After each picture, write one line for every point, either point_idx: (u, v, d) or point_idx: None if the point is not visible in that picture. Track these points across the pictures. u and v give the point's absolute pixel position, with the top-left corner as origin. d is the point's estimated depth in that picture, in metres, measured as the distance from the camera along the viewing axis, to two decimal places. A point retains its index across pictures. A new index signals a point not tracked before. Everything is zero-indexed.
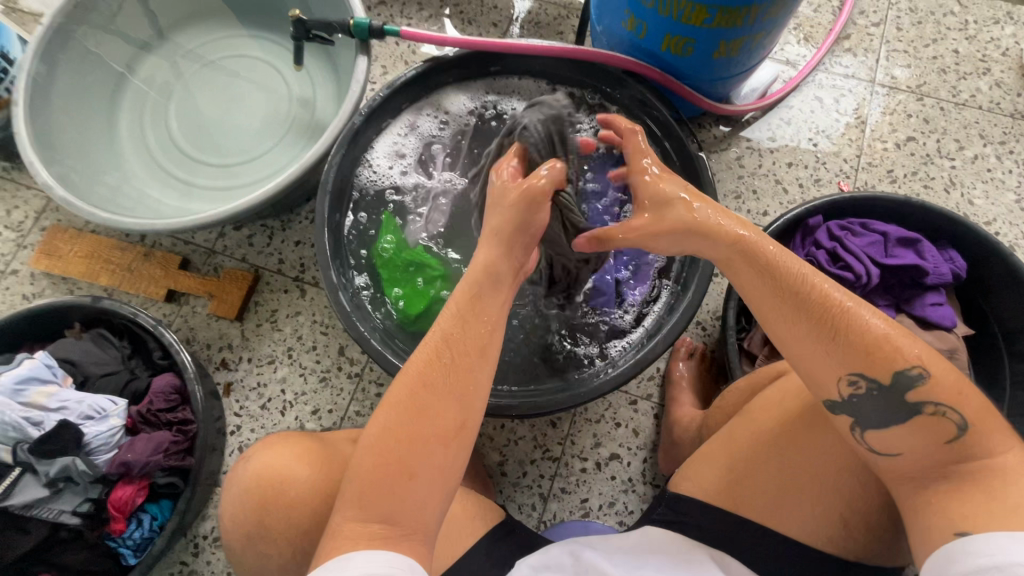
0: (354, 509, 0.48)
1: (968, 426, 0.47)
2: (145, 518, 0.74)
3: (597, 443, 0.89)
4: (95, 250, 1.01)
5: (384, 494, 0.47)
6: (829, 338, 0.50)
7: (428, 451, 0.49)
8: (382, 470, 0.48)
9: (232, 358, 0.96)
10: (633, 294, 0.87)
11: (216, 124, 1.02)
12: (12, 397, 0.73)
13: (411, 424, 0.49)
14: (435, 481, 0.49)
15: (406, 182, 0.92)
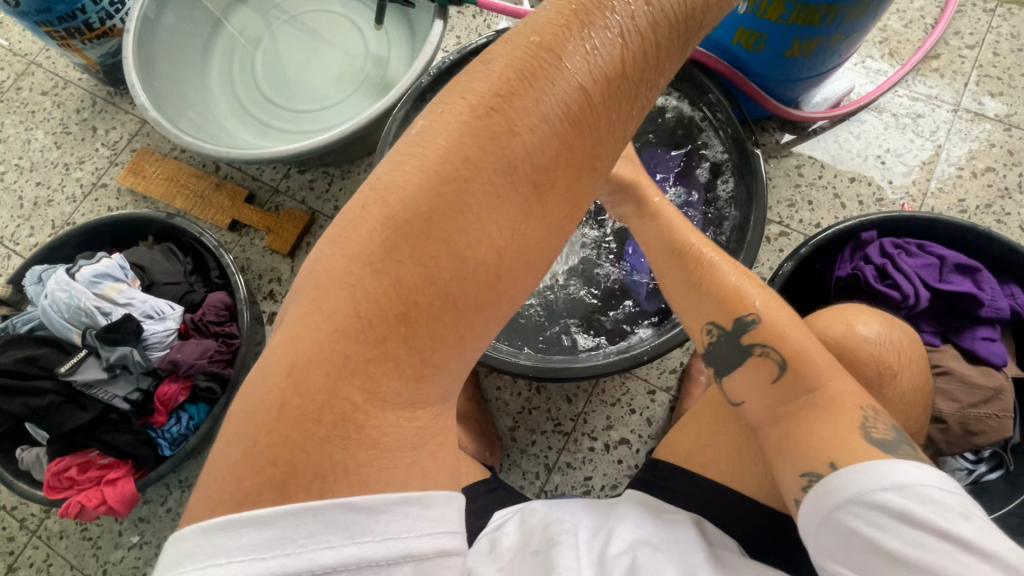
0: (360, 388, 0.32)
1: (787, 362, 0.50)
2: (183, 416, 0.81)
3: (609, 425, 0.90)
4: (175, 175, 1.10)
5: (407, 364, 0.33)
6: (691, 290, 0.55)
7: (482, 314, 0.35)
8: (411, 335, 0.33)
9: (280, 291, 1.03)
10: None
11: (296, 73, 1.09)
12: (88, 287, 0.81)
13: (456, 275, 0.33)
14: (463, 346, 0.35)
15: None
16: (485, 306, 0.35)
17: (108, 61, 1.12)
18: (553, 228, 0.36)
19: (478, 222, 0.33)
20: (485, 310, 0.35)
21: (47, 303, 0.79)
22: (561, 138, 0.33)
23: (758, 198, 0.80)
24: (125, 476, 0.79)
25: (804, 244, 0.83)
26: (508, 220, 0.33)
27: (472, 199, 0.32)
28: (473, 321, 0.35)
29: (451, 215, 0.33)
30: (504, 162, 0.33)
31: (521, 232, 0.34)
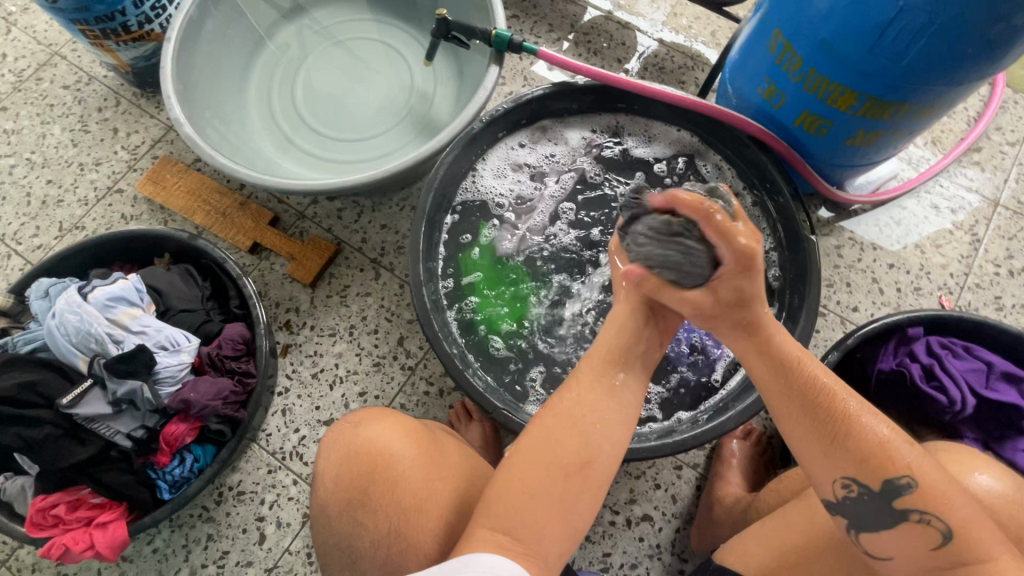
0: (486, 517, 0.52)
1: (953, 534, 0.46)
2: (187, 458, 0.76)
3: (631, 499, 0.87)
4: (198, 188, 1.05)
5: (514, 507, 0.51)
6: (829, 447, 0.49)
7: (549, 473, 0.52)
8: (513, 491, 0.52)
9: (297, 322, 0.98)
10: (710, 358, 0.84)
11: (337, 98, 1.06)
12: (101, 311, 0.76)
13: (543, 455, 0.53)
14: (560, 513, 0.51)
15: (503, 194, 0.92)
16: (568, 480, 0.52)
17: (139, 64, 1.07)
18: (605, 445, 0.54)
19: (549, 428, 0.54)
20: (570, 482, 0.52)
21: (54, 324, 0.74)
22: (581, 376, 0.58)
23: (811, 288, 0.77)
24: (119, 518, 0.74)
25: (850, 334, 0.81)
26: (567, 407, 0.55)
27: (549, 414, 0.56)
28: (557, 491, 0.52)
29: (561, 433, 0.54)
30: (572, 394, 0.57)
31: (582, 436, 0.54)
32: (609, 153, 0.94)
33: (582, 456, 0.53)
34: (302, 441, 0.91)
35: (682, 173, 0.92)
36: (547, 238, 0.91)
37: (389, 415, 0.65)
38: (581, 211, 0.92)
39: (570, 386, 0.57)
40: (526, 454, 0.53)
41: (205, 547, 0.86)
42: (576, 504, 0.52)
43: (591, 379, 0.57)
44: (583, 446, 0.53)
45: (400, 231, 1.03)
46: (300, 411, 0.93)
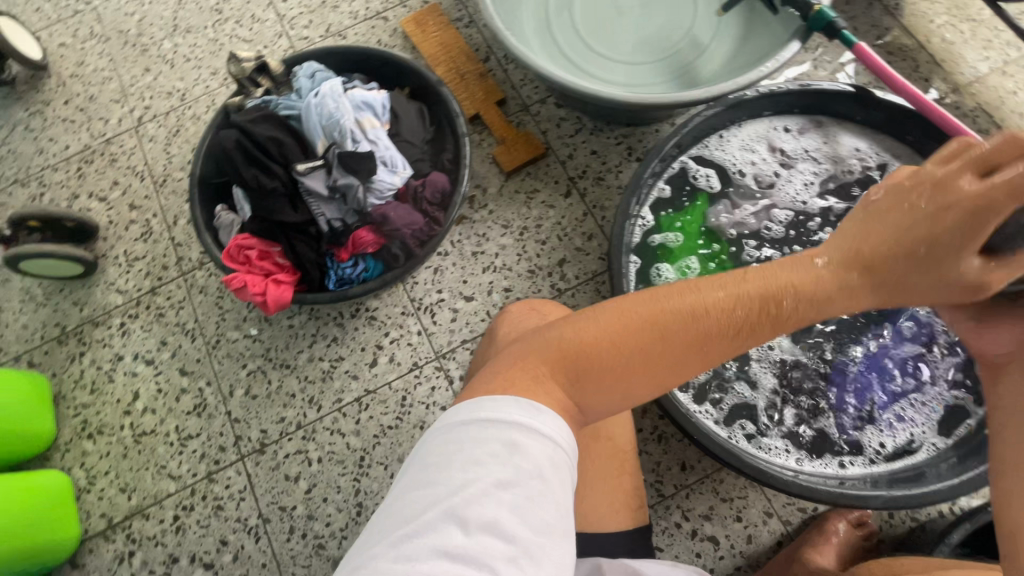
0: (560, 382, 0.44)
1: None
2: (360, 265, 0.83)
3: (706, 515, 0.84)
4: (450, 44, 1.10)
5: (600, 386, 0.45)
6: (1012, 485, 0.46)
7: (650, 370, 0.45)
8: (590, 362, 0.45)
9: (480, 200, 1.02)
10: (884, 434, 0.73)
11: (613, 10, 1.02)
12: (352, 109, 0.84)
13: (645, 343, 0.44)
14: (620, 386, 0.45)
15: (738, 170, 0.85)
16: (656, 371, 0.45)
17: None
18: (719, 353, 0.46)
19: (637, 311, 0.45)
20: (654, 373, 0.45)
21: (314, 102, 0.83)
22: (715, 283, 0.45)
23: None
24: (290, 283, 0.82)
25: None
26: (694, 310, 0.45)
27: (660, 306, 0.45)
28: (630, 367, 0.45)
29: (670, 323, 0.45)
30: (679, 286, 0.46)
31: (683, 321, 0.45)
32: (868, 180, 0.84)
33: (684, 357, 0.45)
34: (440, 302, 0.97)
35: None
36: (764, 231, 0.83)
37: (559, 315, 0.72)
38: (811, 225, 0.83)
39: (696, 288, 0.45)
40: (632, 342, 0.44)
41: (327, 344, 0.95)
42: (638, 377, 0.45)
43: (709, 283, 0.46)
44: (687, 341, 0.45)
45: (607, 163, 1.02)
46: (450, 276, 0.98)
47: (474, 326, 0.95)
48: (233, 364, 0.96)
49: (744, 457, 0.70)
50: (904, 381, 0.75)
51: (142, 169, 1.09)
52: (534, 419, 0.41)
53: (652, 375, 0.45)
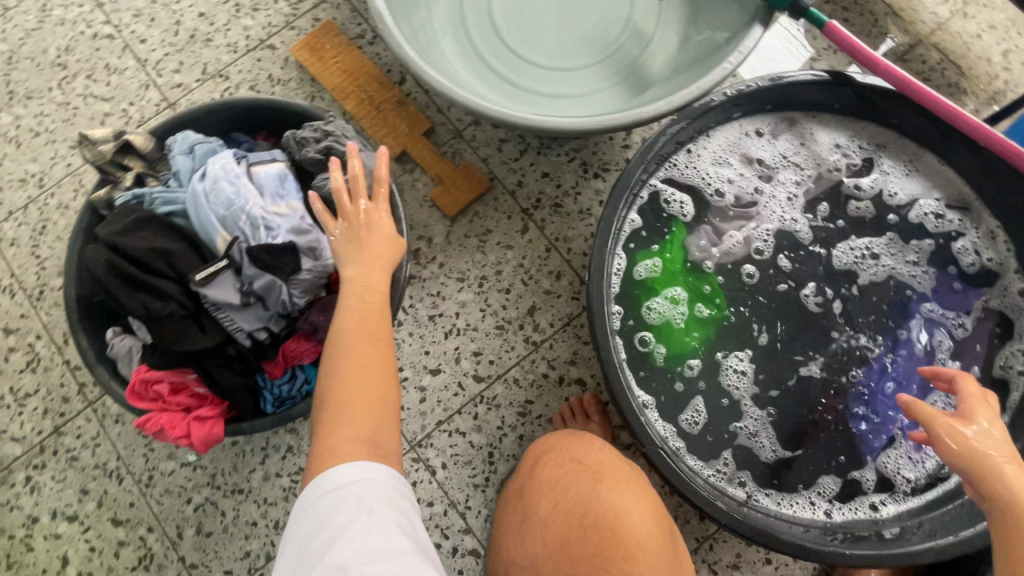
0: (346, 385, 0.53)
1: None
2: (298, 377, 0.69)
3: (734, 565, 0.78)
4: (356, 70, 0.92)
5: (361, 365, 0.54)
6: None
7: (371, 332, 0.57)
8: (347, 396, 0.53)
9: (426, 253, 0.88)
10: (908, 460, 0.69)
11: (539, 4, 0.87)
12: (253, 189, 0.68)
13: (358, 325, 0.57)
14: (375, 347, 0.56)
15: (710, 184, 0.74)
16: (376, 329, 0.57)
17: None
18: (368, 259, 0.62)
19: (339, 334, 0.57)
20: (374, 331, 0.57)
21: (202, 189, 0.67)
22: (358, 290, 0.60)
23: None
24: (217, 415, 0.68)
25: None
26: (360, 292, 0.59)
27: (345, 318, 0.58)
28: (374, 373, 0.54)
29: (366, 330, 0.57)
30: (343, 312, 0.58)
31: (368, 291, 0.60)
32: (854, 174, 0.74)
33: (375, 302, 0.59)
34: (403, 383, 0.84)
35: (948, 220, 0.73)
36: (752, 253, 0.74)
37: (616, 473, 0.58)
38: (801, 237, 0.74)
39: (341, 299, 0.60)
40: (358, 335, 0.56)
41: (282, 457, 0.82)
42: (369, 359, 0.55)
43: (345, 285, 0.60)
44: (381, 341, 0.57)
45: (562, 187, 0.90)
46: (408, 350, 0.85)
47: (446, 402, 0.83)
48: (175, 502, 0.82)
49: (780, 522, 0.64)
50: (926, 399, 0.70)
51: (9, 283, 0.89)
52: (350, 476, 0.47)
53: (375, 353, 0.56)
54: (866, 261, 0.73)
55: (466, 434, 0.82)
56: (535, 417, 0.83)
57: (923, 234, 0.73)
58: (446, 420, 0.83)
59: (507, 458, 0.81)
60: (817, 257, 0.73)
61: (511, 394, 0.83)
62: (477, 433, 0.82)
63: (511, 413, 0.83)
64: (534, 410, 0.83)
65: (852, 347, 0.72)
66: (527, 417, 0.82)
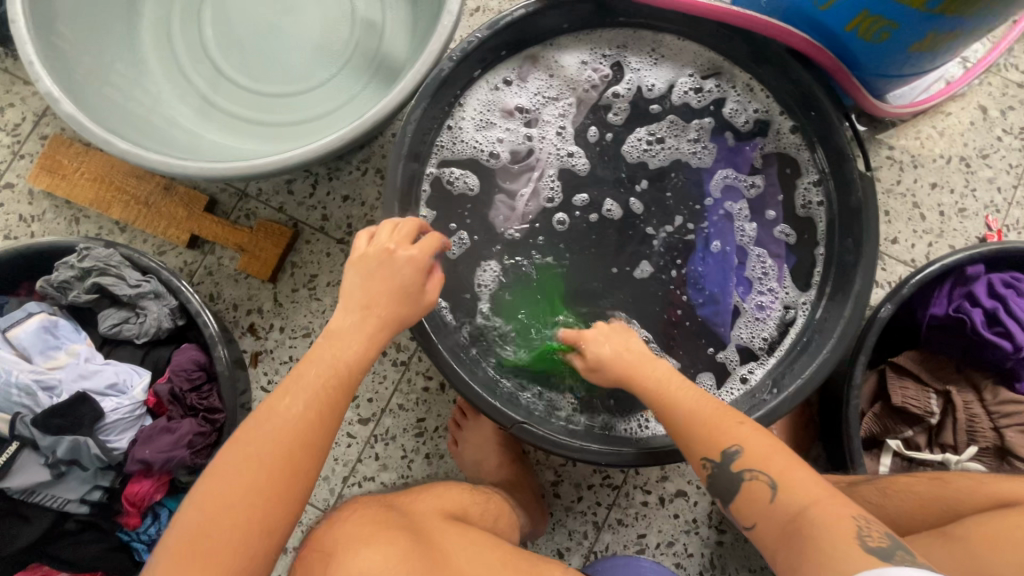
0: (249, 451, 0.45)
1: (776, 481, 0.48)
2: (162, 513, 0.65)
3: (663, 476, 0.80)
4: (105, 174, 0.84)
5: (279, 418, 0.47)
6: (774, 533, 0.46)
7: (320, 372, 0.50)
8: (255, 432, 0.46)
9: (263, 325, 0.84)
10: (756, 319, 0.72)
11: (258, 38, 0.82)
12: (23, 356, 0.63)
13: (315, 372, 0.50)
14: (325, 406, 0.48)
15: (480, 147, 0.73)
16: (333, 386, 0.50)
17: None
18: (381, 312, 0.55)
19: (296, 377, 0.49)
20: (329, 392, 0.49)
21: None
22: (338, 334, 0.53)
23: (868, 236, 0.64)
24: None
25: (904, 281, 0.70)
26: (348, 337, 0.53)
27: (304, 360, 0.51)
28: (280, 428, 0.46)
29: (315, 381, 0.49)
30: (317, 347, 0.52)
31: (336, 339, 0.52)
32: (608, 83, 0.75)
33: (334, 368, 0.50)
34: None
35: (707, 91, 0.75)
36: (547, 194, 0.74)
37: (351, 541, 0.50)
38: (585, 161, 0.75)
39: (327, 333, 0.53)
40: (324, 379, 0.50)
41: None
42: (291, 407, 0.47)
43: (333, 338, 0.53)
44: (323, 388, 0.49)
45: (367, 202, 0.86)
46: None
47: (344, 457, 0.81)
48: None
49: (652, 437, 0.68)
50: (745, 266, 0.73)
51: None
52: None
53: (301, 407, 0.47)
54: (652, 148, 0.75)
55: (375, 478, 0.81)
56: (432, 431, 0.82)
57: (690, 112, 0.75)
58: (351, 473, 0.81)
59: (423, 480, 0.81)
60: (604, 174, 0.75)
61: (402, 421, 0.82)
62: (385, 472, 0.81)
63: (409, 438, 0.82)
64: (429, 425, 0.82)
65: (673, 243, 0.74)
66: (426, 435, 0.81)
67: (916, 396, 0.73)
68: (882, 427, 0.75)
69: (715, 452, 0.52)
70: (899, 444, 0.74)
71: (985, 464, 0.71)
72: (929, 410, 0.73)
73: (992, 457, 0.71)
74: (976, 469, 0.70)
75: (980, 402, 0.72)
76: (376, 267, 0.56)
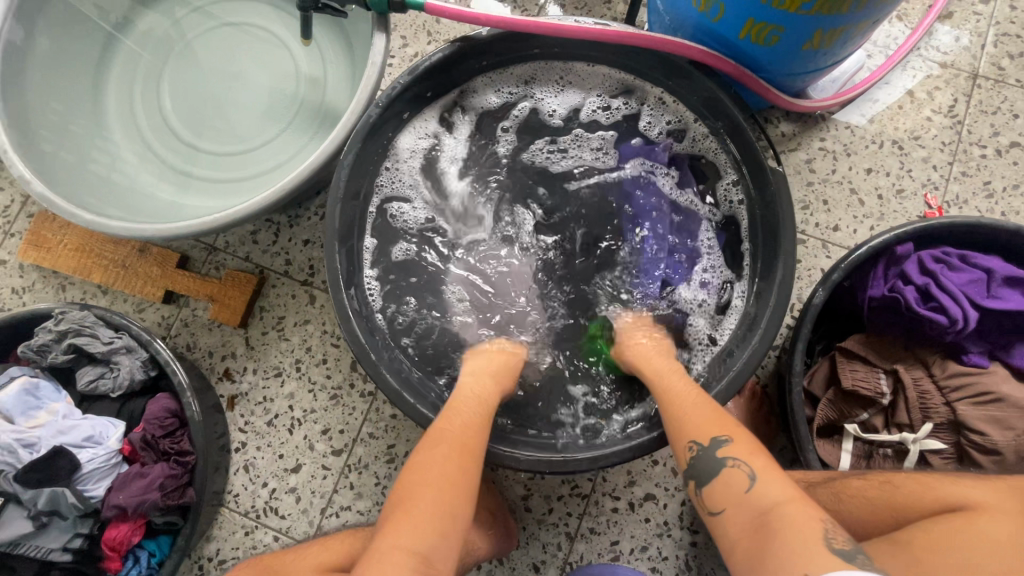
0: (400, 516, 0.53)
1: (757, 475, 0.52)
2: (142, 555, 0.68)
3: (631, 481, 0.81)
4: (85, 243, 0.91)
5: (421, 493, 0.54)
6: (755, 520, 0.49)
7: (431, 453, 0.58)
8: (413, 509, 0.53)
9: (237, 368, 0.89)
10: (691, 309, 0.76)
11: (215, 105, 0.90)
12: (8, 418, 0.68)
13: (450, 461, 0.57)
14: (453, 485, 0.55)
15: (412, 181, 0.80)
16: (459, 474, 0.56)
17: None
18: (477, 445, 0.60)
19: (440, 452, 0.58)
20: (452, 480, 0.55)
21: None
22: (450, 422, 0.62)
23: (786, 224, 0.67)
24: None
25: (837, 265, 0.72)
26: (465, 419, 0.62)
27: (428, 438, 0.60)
28: (431, 511, 0.53)
29: (440, 458, 0.57)
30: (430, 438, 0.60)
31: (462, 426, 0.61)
32: (524, 114, 0.82)
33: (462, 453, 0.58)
34: (273, 495, 0.85)
35: (615, 108, 0.81)
36: (491, 223, 0.82)
37: None
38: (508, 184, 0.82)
39: (442, 425, 0.61)
40: (456, 464, 0.57)
41: None
42: (443, 490, 0.54)
43: (454, 414, 0.63)
44: (460, 470, 0.56)
45: None
46: (264, 463, 0.86)
47: (321, 489, 0.84)
48: None
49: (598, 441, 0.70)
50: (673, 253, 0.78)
51: None
52: None
53: (428, 491, 0.54)
54: (554, 155, 0.82)
55: (352, 506, 0.84)
56: (403, 456, 0.84)
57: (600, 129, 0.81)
58: (328, 504, 0.84)
59: None
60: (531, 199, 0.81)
61: (374, 449, 0.85)
62: (361, 500, 0.84)
63: (381, 464, 0.84)
64: (400, 451, 0.84)
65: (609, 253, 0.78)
66: (397, 460, 0.84)
67: (866, 378, 0.74)
68: (839, 413, 0.75)
69: (706, 437, 0.56)
70: (857, 428, 0.74)
71: (942, 440, 0.71)
72: (879, 391, 0.73)
73: (949, 432, 0.71)
74: (933, 446, 0.70)
75: (930, 378, 0.73)
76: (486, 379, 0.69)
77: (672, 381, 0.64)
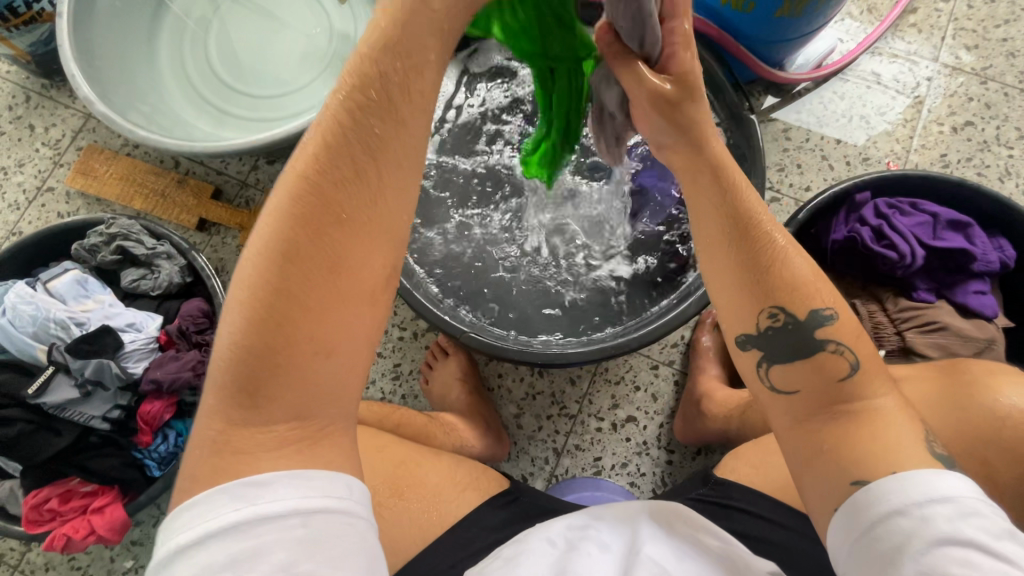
0: (288, 311, 0.38)
1: (861, 363, 0.44)
2: (170, 434, 0.76)
3: (614, 404, 0.89)
4: (130, 173, 1.01)
5: (320, 271, 0.39)
6: (820, 409, 0.45)
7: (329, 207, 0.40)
8: (303, 286, 0.39)
9: None
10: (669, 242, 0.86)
11: (255, 55, 1.01)
12: (60, 302, 0.76)
13: (341, 219, 0.40)
14: (354, 252, 0.41)
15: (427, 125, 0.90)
16: (365, 231, 0.41)
17: (40, 50, 0.99)
18: (386, 171, 0.42)
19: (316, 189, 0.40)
20: (353, 245, 0.41)
21: (7, 319, 0.73)
22: (350, 153, 0.41)
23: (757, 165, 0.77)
24: (114, 502, 0.73)
25: (801, 209, 0.82)
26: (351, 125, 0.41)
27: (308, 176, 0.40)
28: (325, 292, 0.39)
29: (316, 208, 0.40)
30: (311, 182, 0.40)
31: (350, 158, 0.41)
32: None
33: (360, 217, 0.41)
34: None
35: None
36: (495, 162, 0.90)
37: None
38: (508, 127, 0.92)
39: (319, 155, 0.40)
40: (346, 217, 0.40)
41: None
42: (352, 246, 0.41)
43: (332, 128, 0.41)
44: (369, 219, 0.41)
45: None
46: None
47: None
48: None
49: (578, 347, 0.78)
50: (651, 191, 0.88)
51: None
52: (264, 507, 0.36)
53: (337, 265, 0.40)
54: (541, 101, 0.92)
55: None
56: (407, 374, 0.92)
57: None
58: None
59: None
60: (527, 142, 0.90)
61: (380, 367, 0.93)
62: None
63: (387, 381, 0.92)
64: (404, 369, 0.92)
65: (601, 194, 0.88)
66: (401, 378, 0.92)
67: None
68: None
69: (803, 311, 0.46)
70: None
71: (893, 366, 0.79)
72: None
73: (900, 359, 0.79)
74: None
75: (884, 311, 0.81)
76: (340, 112, 0.41)
77: (701, 179, 0.51)
